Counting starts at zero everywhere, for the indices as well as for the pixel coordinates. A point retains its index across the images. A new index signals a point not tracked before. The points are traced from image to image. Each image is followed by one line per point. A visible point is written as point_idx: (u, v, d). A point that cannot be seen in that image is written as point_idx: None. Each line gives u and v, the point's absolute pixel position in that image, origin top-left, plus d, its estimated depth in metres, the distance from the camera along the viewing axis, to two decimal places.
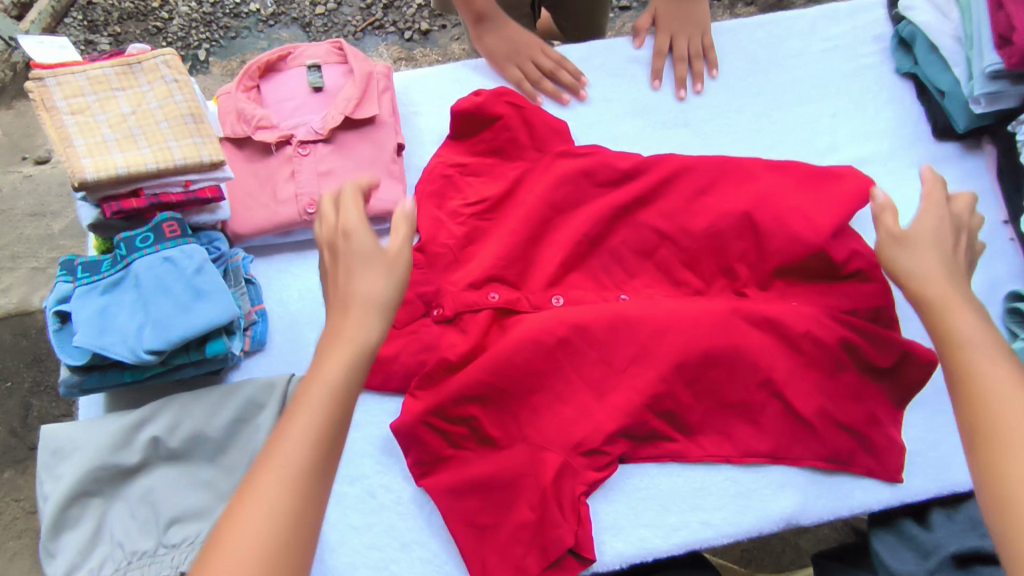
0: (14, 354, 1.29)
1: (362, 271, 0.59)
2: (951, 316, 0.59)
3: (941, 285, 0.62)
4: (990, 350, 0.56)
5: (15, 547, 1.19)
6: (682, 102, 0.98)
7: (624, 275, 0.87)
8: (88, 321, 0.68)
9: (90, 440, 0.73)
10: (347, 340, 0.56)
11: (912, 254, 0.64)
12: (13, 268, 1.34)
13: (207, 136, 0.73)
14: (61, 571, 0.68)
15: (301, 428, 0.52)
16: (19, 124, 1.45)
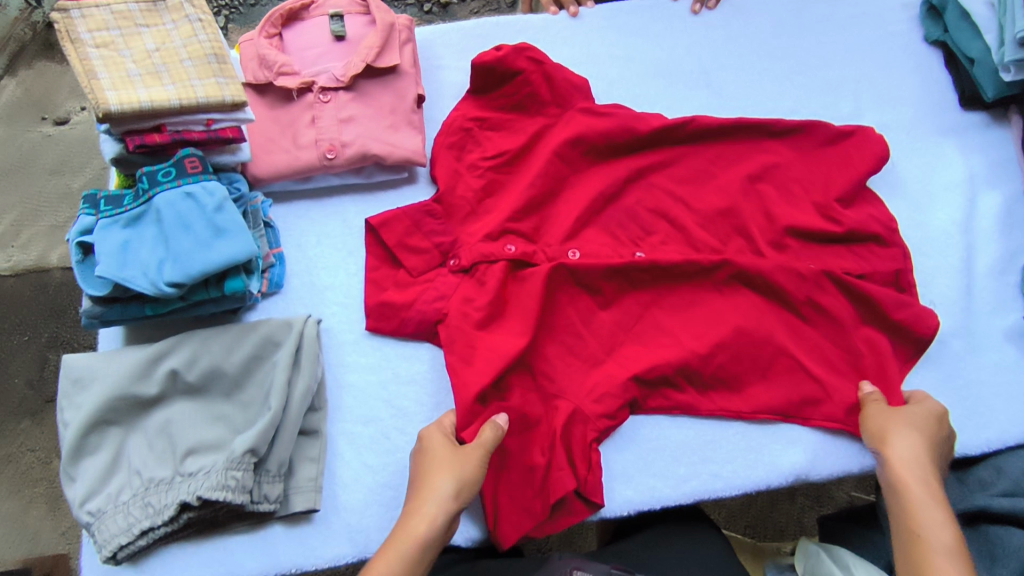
0: (34, 309, 1.33)
1: (434, 472, 0.69)
2: (922, 516, 0.66)
3: (922, 474, 0.69)
4: (952, 552, 0.63)
5: (32, 495, 1.25)
6: (693, 14, 1.00)
7: (640, 231, 0.87)
8: (110, 253, 0.69)
9: (109, 372, 0.74)
10: (424, 517, 0.65)
11: (892, 445, 0.72)
12: (33, 223, 1.36)
13: (230, 77, 0.74)
14: (81, 494, 0.70)
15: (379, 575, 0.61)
16: (39, 83, 1.46)
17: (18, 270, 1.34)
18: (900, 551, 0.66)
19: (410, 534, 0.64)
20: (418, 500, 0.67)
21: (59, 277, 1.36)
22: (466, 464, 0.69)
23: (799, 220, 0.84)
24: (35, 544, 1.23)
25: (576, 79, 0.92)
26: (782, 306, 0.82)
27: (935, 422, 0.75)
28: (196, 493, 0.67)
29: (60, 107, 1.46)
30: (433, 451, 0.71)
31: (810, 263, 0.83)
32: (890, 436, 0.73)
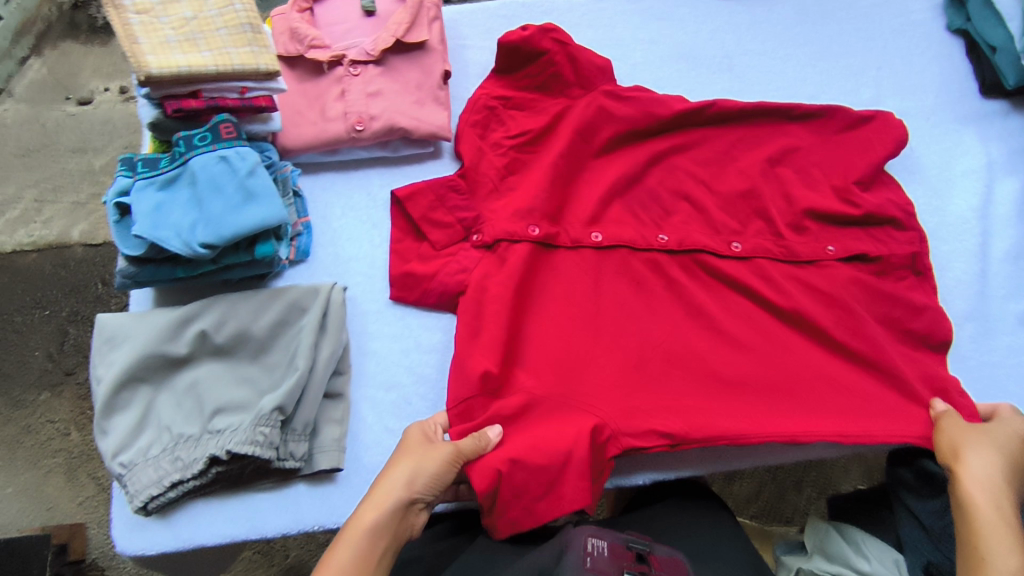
0: (56, 284, 1.40)
1: (395, 463, 0.68)
2: (987, 539, 0.65)
3: (994, 496, 0.68)
4: None
5: (50, 465, 1.31)
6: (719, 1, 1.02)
7: (661, 214, 0.88)
8: (146, 214, 0.71)
9: (141, 331, 0.76)
10: (378, 505, 0.64)
11: (968, 461, 0.70)
12: (55, 200, 1.44)
13: (263, 46, 0.76)
14: (112, 448, 0.72)
15: (338, 563, 0.61)
16: (63, 64, 1.55)
17: (39, 247, 1.43)
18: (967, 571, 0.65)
19: (365, 521, 0.63)
20: (378, 489, 0.66)
21: (80, 253, 1.44)
22: (432, 459, 0.68)
23: (818, 203, 0.85)
24: (51, 514, 1.29)
25: (600, 61, 0.92)
26: (804, 287, 0.82)
27: (1012, 440, 0.73)
28: (226, 448, 0.69)
29: (84, 88, 1.55)
30: (407, 446, 0.70)
31: (829, 248, 0.84)
32: (965, 451, 0.71)
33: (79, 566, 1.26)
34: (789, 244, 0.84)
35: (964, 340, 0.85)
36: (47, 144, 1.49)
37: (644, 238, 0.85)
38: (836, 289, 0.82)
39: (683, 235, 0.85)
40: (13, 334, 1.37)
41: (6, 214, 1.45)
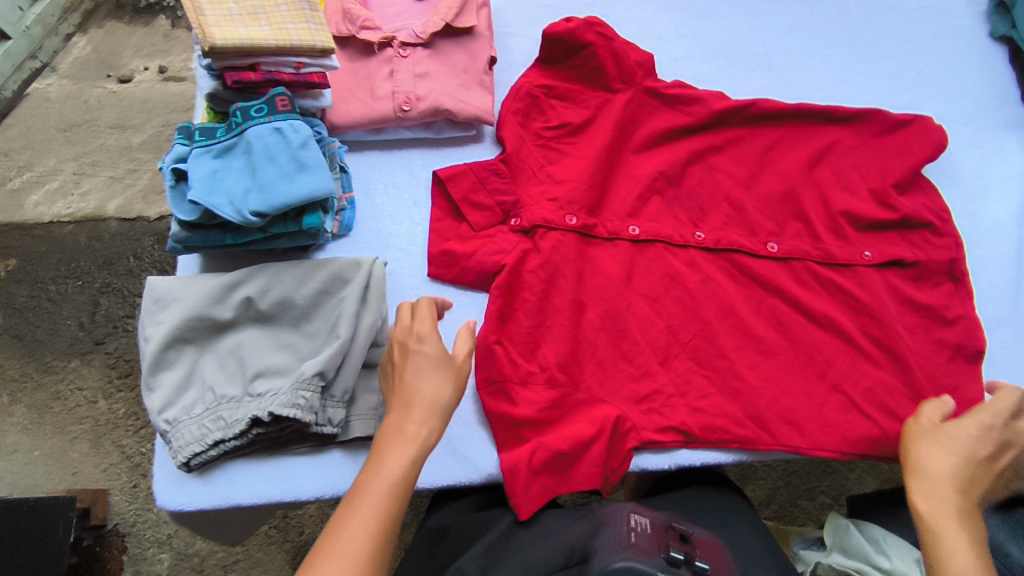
0: (89, 256, 1.46)
1: (430, 375, 0.64)
2: (944, 538, 0.61)
3: (950, 491, 0.65)
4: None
5: (77, 432, 1.35)
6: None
7: (698, 211, 0.89)
8: (201, 180, 0.73)
9: (189, 293, 0.78)
10: (428, 423, 0.62)
11: (928, 464, 0.67)
12: (93, 174, 1.52)
13: (320, 24, 0.78)
14: (158, 404, 0.74)
15: (390, 474, 0.58)
16: (107, 43, 1.64)
17: (77, 219, 1.49)
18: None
19: (414, 436, 0.61)
20: (415, 404, 0.63)
21: (114, 226, 1.49)
22: (456, 367, 0.66)
23: (854, 206, 0.86)
24: (76, 479, 1.34)
25: (642, 56, 0.93)
26: (837, 286, 0.83)
27: (977, 436, 0.69)
28: (268, 409, 0.71)
29: (125, 66, 1.62)
30: (431, 354, 0.65)
31: (866, 251, 0.84)
32: (921, 453, 0.68)
33: (100, 530, 1.30)
34: (826, 247, 0.85)
35: (996, 346, 0.85)
36: (88, 119, 1.56)
37: (680, 235, 0.86)
38: (870, 291, 0.82)
39: (720, 235, 0.86)
40: (47, 303, 1.43)
41: (47, 185, 1.52)
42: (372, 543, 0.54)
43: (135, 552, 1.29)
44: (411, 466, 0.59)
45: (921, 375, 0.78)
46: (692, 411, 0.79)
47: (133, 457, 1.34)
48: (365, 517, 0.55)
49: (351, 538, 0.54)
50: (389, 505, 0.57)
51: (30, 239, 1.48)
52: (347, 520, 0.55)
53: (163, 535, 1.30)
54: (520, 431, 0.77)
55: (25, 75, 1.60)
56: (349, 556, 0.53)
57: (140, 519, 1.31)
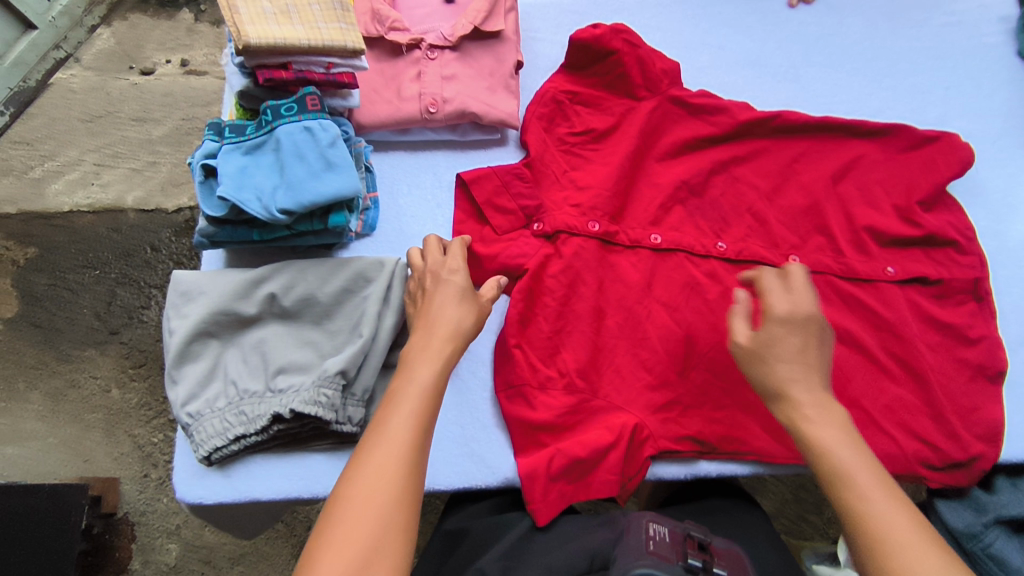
0: (108, 247, 1.48)
1: (455, 304, 0.68)
2: (826, 449, 0.60)
3: (811, 395, 0.63)
4: (876, 486, 0.58)
5: (92, 421, 1.37)
6: (789, 9, 1.02)
7: (721, 223, 0.89)
8: (231, 176, 0.74)
9: (215, 288, 0.79)
10: (453, 338, 0.65)
11: (801, 414, 0.62)
12: (114, 166, 1.54)
13: (351, 24, 0.79)
14: (181, 397, 0.75)
15: (421, 380, 0.61)
16: (130, 37, 1.66)
17: (97, 209, 1.51)
18: (852, 544, 0.57)
19: (441, 348, 0.64)
20: (442, 325, 0.66)
21: (133, 218, 1.51)
22: (479, 301, 0.71)
23: (877, 221, 0.86)
24: (89, 466, 1.35)
25: (668, 64, 0.93)
26: (859, 301, 0.83)
27: (800, 338, 0.65)
28: (290, 406, 0.72)
29: (148, 60, 1.65)
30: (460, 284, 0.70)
31: (888, 267, 0.84)
32: (788, 399, 0.63)
33: (111, 518, 1.32)
34: (848, 262, 0.85)
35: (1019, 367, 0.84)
36: (110, 111, 1.59)
37: (702, 245, 0.86)
38: (891, 307, 0.82)
39: (742, 246, 0.86)
40: (65, 292, 1.44)
41: (67, 176, 1.54)
42: (408, 441, 0.57)
43: (144, 542, 1.30)
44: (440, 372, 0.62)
45: (942, 394, 0.78)
46: (709, 421, 0.79)
47: (145, 446, 1.36)
48: (400, 416, 0.58)
49: (389, 434, 0.57)
50: (422, 408, 0.59)
51: (50, 228, 1.49)
52: (384, 419, 0.58)
53: (173, 525, 1.31)
54: (537, 435, 0.77)
55: (48, 65, 1.63)
56: (388, 450, 0.56)
57: (151, 509, 1.32)
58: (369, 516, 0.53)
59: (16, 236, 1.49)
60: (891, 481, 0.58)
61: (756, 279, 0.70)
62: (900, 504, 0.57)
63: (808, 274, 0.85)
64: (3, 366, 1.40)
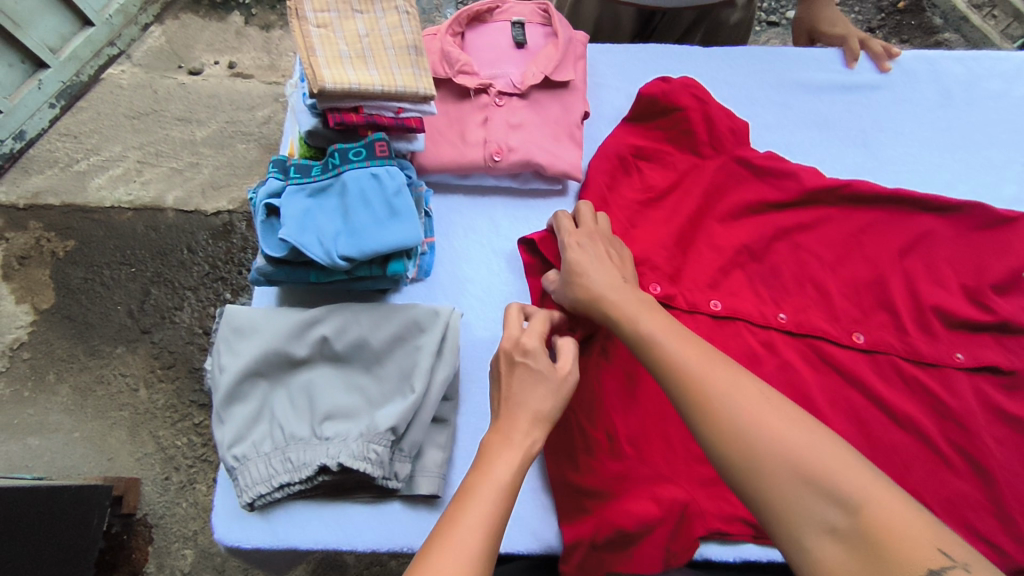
0: (144, 245, 1.48)
1: (525, 388, 0.67)
2: (643, 323, 0.64)
3: (618, 286, 0.70)
4: (699, 352, 0.60)
5: (117, 418, 1.34)
6: (881, 73, 1.00)
7: (782, 290, 0.84)
8: (294, 218, 0.73)
9: (269, 328, 0.78)
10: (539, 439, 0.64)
11: (627, 327, 0.66)
12: (156, 165, 1.55)
13: (424, 70, 0.79)
14: (228, 437, 0.74)
15: (494, 492, 0.58)
16: (181, 36, 1.71)
17: (136, 207, 1.52)
18: (690, 417, 0.57)
19: (523, 443, 0.63)
20: (515, 409, 0.65)
21: (171, 218, 1.51)
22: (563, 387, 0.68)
23: (949, 303, 0.81)
24: (111, 465, 1.31)
25: (737, 124, 0.91)
26: (923, 384, 0.77)
27: (591, 248, 0.74)
28: (338, 459, 0.71)
29: (196, 60, 1.69)
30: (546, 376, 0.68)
31: (957, 354, 0.78)
32: (606, 305, 0.68)
33: (129, 518, 1.27)
34: (913, 342, 0.79)
35: None
36: (157, 110, 1.61)
37: (762, 314, 0.82)
38: (956, 394, 0.77)
39: (802, 319, 0.82)
40: (100, 287, 1.44)
41: (110, 171, 1.55)
42: (493, 516, 0.56)
43: (161, 545, 1.26)
44: (514, 474, 0.60)
45: (1016, 495, 0.72)
46: None
47: (168, 449, 1.32)
48: (470, 530, 0.54)
49: (460, 555, 0.52)
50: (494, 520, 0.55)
51: (90, 222, 1.50)
52: (454, 534, 0.53)
53: (190, 531, 1.27)
54: (582, 502, 0.75)
55: (102, 61, 1.65)
56: (459, 571, 0.51)
57: (169, 513, 1.28)
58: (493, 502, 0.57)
59: (56, 228, 1.49)
60: (740, 379, 0.57)
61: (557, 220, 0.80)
62: (759, 400, 0.55)
63: (871, 354, 0.80)
64: (34, 357, 1.38)
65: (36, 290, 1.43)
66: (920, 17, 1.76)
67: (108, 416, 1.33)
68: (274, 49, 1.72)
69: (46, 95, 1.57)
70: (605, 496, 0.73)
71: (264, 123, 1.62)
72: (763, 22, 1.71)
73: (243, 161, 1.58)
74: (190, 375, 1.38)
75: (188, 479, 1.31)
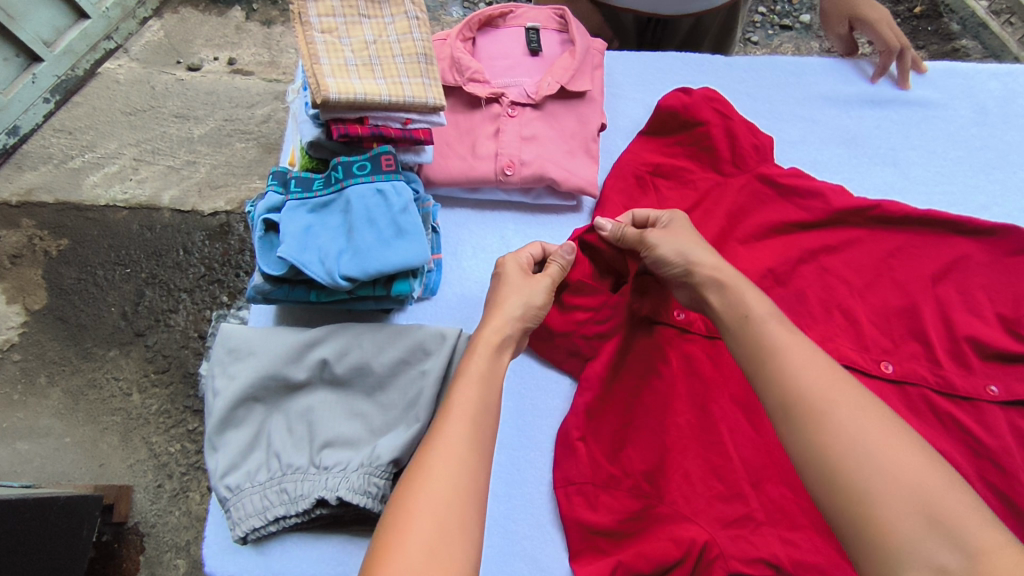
0: (139, 245, 1.43)
1: (512, 296, 0.70)
2: (752, 307, 0.63)
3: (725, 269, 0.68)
4: (805, 349, 0.57)
5: (109, 423, 1.29)
6: (912, 88, 0.98)
7: (807, 316, 0.80)
8: (294, 235, 0.69)
9: (267, 349, 0.74)
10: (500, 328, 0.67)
11: (741, 313, 0.63)
12: (153, 163, 1.50)
13: (434, 79, 0.76)
14: (221, 466, 0.70)
15: (468, 399, 0.60)
16: (179, 30, 1.66)
17: (132, 205, 1.47)
18: (791, 407, 0.54)
19: (489, 339, 0.66)
20: (495, 309, 0.69)
21: (168, 218, 1.47)
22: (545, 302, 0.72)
23: (982, 333, 0.77)
24: (101, 472, 1.26)
25: (760, 139, 0.87)
26: (956, 420, 0.73)
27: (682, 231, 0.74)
28: (337, 493, 0.67)
29: (195, 55, 1.64)
30: (511, 274, 0.73)
31: (991, 387, 0.74)
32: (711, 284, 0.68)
33: (120, 526, 1.22)
34: (946, 375, 0.75)
35: None
36: (154, 106, 1.56)
37: None
38: (993, 430, 0.72)
39: (829, 348, 0.77)
40: (93, 288, 1.39)
41: (105, 168, 1.50)
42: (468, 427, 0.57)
43: (152, 555, 1.21)
44: (486, 373, 0.63)
45: None
46: (784, 541, 0.68)
47: (160, 455, 1.28)
48: (449, 443, 0.56)
49: (443, 466, 0.54)
50: (473, 426, 0.58)
51: (84, 221, 1.45)
52: (433, 445, 0.56)
53: (182, 541, 1.22)
54: (596, 542, 0.71)
55: (98, 55, 1.60)
56: (446, 485, 0.53)
57: (161, 521, 1.23)
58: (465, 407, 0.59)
59: (49, 226, 1.44)
60: (865, 394, 0.54)
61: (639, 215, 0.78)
62: (876, 414, 0.52)
63: (901, 386, 0.76)
64: (25, 359, 1.33)
65: (28, 290, 1.38)
66: (937, 23, 1.70)
67: (100, 423, 1.29)
68: (275, 46, 1.67)
69: (40, 90, 1.53)
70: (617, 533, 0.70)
71: (264, 122, 1.57)
72: (777, 27, 1.66)
73: (241, 161, 1.53)
74: (185, 380, 1.33)
75: (181, 487, 1.26)
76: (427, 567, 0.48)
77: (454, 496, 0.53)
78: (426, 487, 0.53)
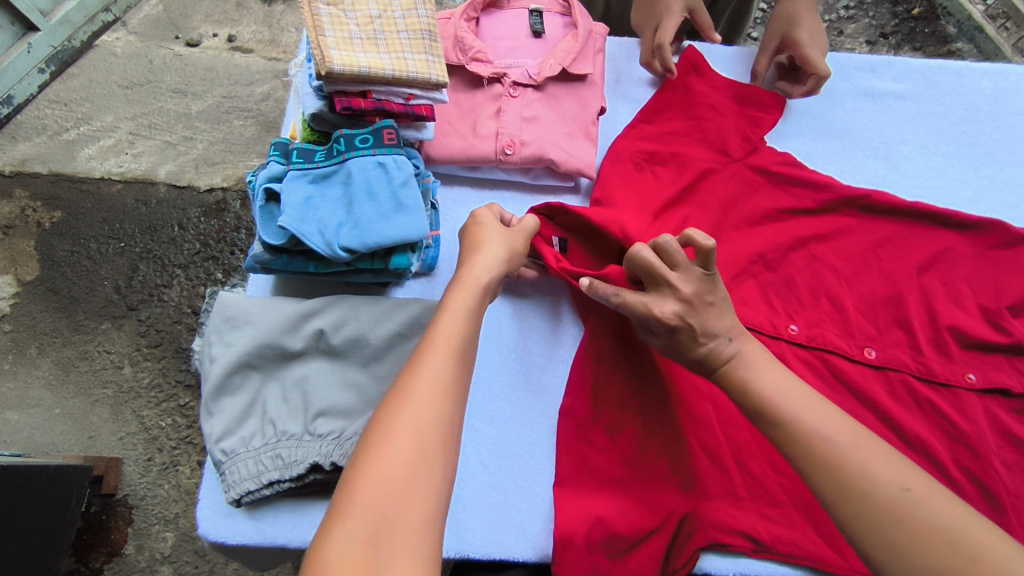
0: (134, 219, 1.43)
1: (489, 244, 0.71)
2: (756, 377, 0.64)
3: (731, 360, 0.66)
4: (817, 413, 0.60)
5: (101, 395, 1.30)
6: (908, 83, 0.99)
7: (795, 303, 0.82)
8: (295, 205, 0.69)
9: (263, 319, 0.75)
10: (483, 266, 0.68)
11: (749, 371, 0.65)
12: (150, 137, 1.50)
13: (437, 56, 0.78)
14: (216, 431, 0.71)
15: (450, 330, 0.62)
16: (179, 5, 1.66)
17: (127, 179, 1.47)
18: (817, 478, 0.57)
19: (470, 278, 0.67)
20: (477, 254, 0.70)
21: (163, 192, 1.46)
22: (518, 257, 0.73)
23: (963, 322, 0.79)
24: (92, 444, 1.27)
25: (755, 137, 0.88)
26: (935, 407, 0.75)
27: (704, 319, 0.67)
28: (332, 459, 0.68)
29: (194, 31, 1.63)
30: (486, 222, 0.74)
31: (969, 374, 0.76)
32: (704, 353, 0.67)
33: (109, 498, 1.23)
34: (927, 362, 0.77)
35: None
36: (152, 81, 1.56)
37: (774, 325, 0.79)
38: (969, 417, 0.75)
39: (815, 333, 0.79)
40: (86, 261, 1.39)
41: (101, 141, 1.50)
42: (449, 366, 0.59)
43: (141, 526, 1.22)
44: (471, 308, 0.65)
45: (1018, 515, 0.70)
46: (763, 517, 0.71)
47: (152, 429, 1.28)
48: (433, 369, 0.58)
49: (418, 406, 0.56)
50: (455, 353, 0.60)
51: (78, 193, 1.45)
52: (416, 380, 0.57)
53: (171, 513, 1.23)
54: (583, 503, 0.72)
55: (95, 27, 1.59)
56: (413, 432, 0.54)
57: (151, 494, 1.24)
58: (454, 337, 0.61)
59: (42, 197, 1.44)
60: (888, 454, 0.56)
61: (636, 259, 0.69)
62: (897, 484, 0.54)
63: (882, 371, 0.78)
64: (16, 329, 1.33)
65: (21, 261, 1.38)
66: (934, 25, 1.72)
67: (92, 395, 1.29)
68: (276, 24, 1.67)
69: (35, 60, 1.52)
70: (605, 497, 0.71)
71: (263, 99, 1.57)
72: None
73: (239, 137, 1.52)
74: (177, 355, 1.34)
75: (172, 460, 1.27)
76: (404, 486, 0.51)
77: (434, 420, 0.55)
78: (406, 412, 0.55)
